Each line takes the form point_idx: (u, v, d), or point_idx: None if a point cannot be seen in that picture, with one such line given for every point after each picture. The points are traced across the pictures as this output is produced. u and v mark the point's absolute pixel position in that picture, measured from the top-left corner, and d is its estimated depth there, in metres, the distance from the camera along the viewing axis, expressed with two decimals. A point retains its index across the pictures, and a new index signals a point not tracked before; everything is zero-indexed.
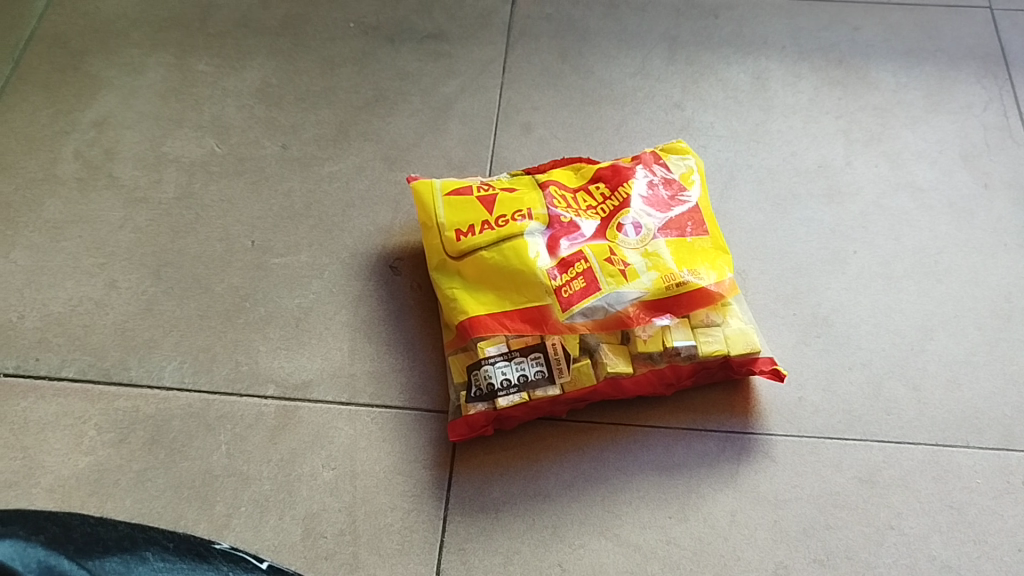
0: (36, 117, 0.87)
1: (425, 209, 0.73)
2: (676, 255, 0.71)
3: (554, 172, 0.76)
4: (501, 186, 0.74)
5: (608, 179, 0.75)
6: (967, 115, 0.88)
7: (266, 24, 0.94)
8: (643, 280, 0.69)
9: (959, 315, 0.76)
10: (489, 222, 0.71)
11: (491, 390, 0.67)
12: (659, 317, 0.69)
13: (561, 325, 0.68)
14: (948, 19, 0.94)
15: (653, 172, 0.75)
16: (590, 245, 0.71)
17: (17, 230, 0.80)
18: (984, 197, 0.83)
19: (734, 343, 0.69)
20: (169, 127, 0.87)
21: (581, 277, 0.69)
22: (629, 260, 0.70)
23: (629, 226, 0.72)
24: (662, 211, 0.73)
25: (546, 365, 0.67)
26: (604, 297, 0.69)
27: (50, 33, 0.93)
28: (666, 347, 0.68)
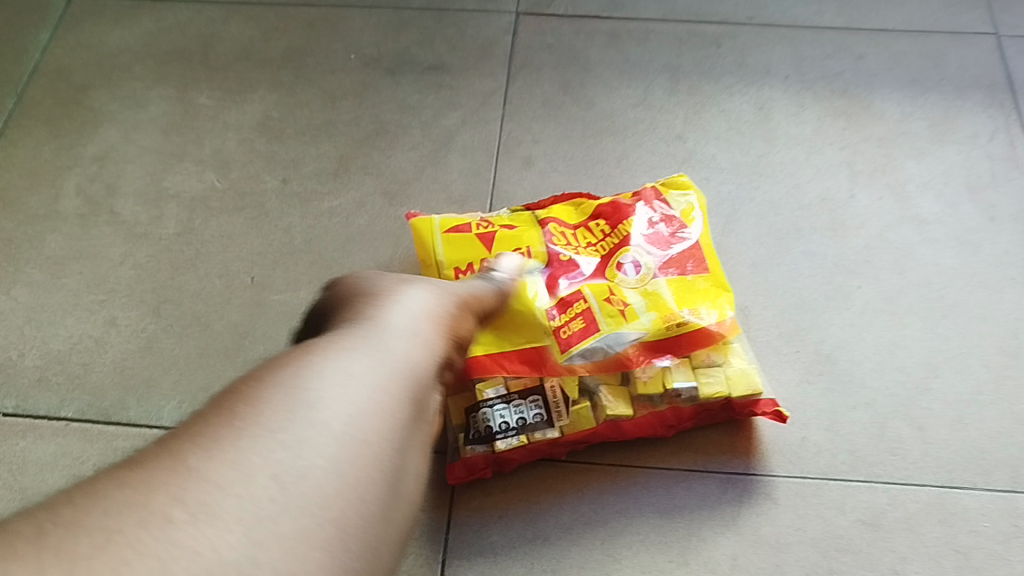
0: (38, 152, 0.87)
1: (423, 246, 0.73)
2: (676, 294, 0.70)
3: (554, 208, 0.76)
4: (501, 223, 0.74)
5: (608, 216, 0.74)
6: (973, 145, 0.87)
7: (268, 56, 0.94)
8: (642, 320, 0.68)
9: (964, 351, 0.75)
10: (488, 260, 0.71)
11: (488, 433, 0.67)
12: (659, 359, 0.68)
13: (561, 367, 0.67)
14: (954, 47, 0.94)
15: (654, 209, 0.75)
16: (589, 284, 0.70)
17: (18, 267, 0.80)
18: (989, 230, 0.82)
19: (736, 384, 0.68)
20: (169, 161, 0.87)
21: (580, 317, 0.68)
22: (629, 300, 0.69)
23: (628, 264, 0.71)
24: (661, 249, 0.72)
25: (544, 408, 0.67)
26: (604, 337, 0.68)
27: (53, 67, 0.93)
28: (667, 388, 0.68)
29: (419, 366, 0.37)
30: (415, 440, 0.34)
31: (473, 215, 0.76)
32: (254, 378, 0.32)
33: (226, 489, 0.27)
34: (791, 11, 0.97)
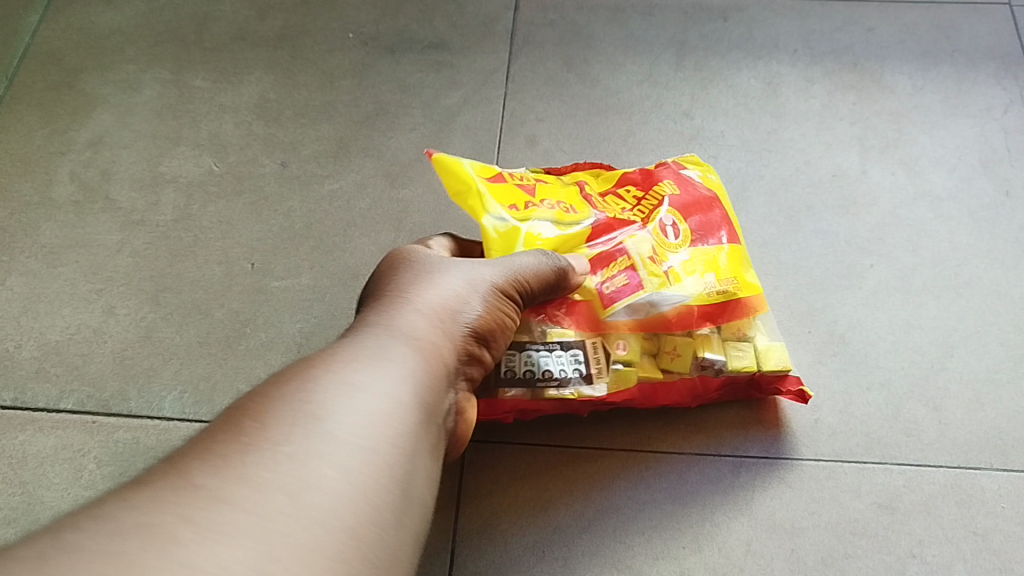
0: (31, 138, 0.85)
1: (455, 177, 0.64)
2: (718, 261, 0.67)
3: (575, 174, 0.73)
4: (533, 178, 0.70)
5: (641, 180, 0.72)
6: (987, 118, 0.85)
7: (264, 36, 0.92)
8: (688, 282, 0.65)
9: (980, 330, 0.74)
10: (534, 202, 0.67)
11: (523, 377, 0.62)
12: (695, 326, 0.65)
13: (603, 324, 0.64)
14: (966, 18, 0.92)
15: (688, 176, 0.72)
16: (631, 237, 0.67)
17: (13, 256, 0.79)
18: (1004, 206, 0.80)
19: (763, 361, 0.66)
20: (165, 145, 0.85)
21: (625, 273, 0.65)
22: (672, 262, 0.66)
23: (670, 226, 0.68)
24: (701, 214, 0.69)
25: (585, 363, 0.63)
26: (650, 294, 0.64)
27: (44, 50, 0.91)
28: (698, 357, 0.65)
29: (342, 448, 0.38)
30: (318, 515, 0.35)
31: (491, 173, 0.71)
32: (228, 432, 0.37)
33: (195, 530, 0.32)
34: None
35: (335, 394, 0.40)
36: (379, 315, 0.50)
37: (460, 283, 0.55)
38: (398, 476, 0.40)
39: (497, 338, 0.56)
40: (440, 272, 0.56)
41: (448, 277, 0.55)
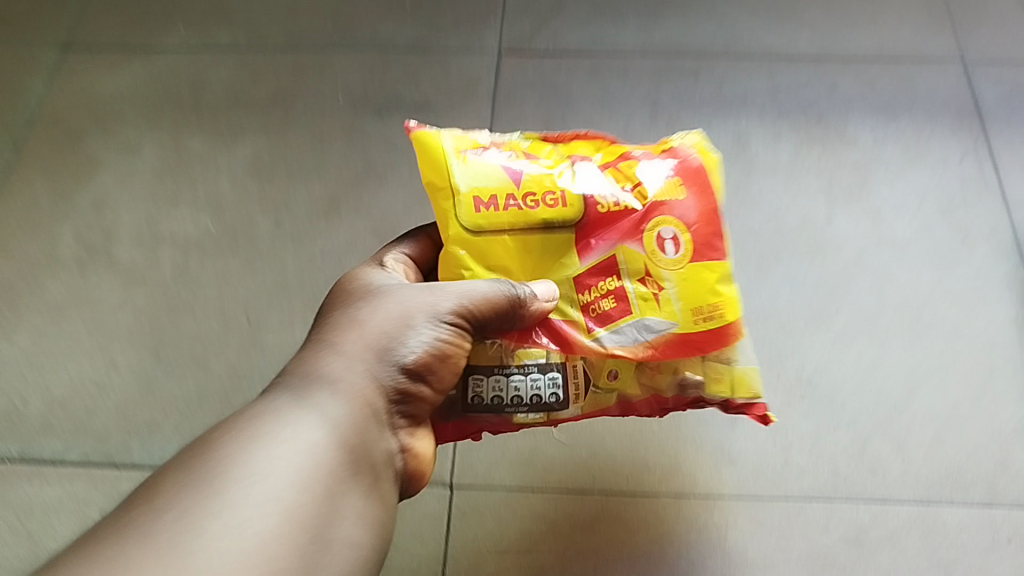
0: (37, 201, 0.90)
1: (428, 165, 0.57)
2: (711, 283, 0.57)
3: (574, 146, 0.61)
4: (527, 152, 0.60)
5: (647, 167, 0.59)
6: (944, 168, 0.90)
7: (258, 100, 0.97)
8: (675, 309, 0.57)
9: (942, 370, 0.78)
10: (515, 198, 0.57)
11: (492, 405, 0.57)
12: (686, 355, 0.57)
13: (586, 349, 0.57)
14: (925, 73, 0.97)
15: (699, 169, 0.58)
16: (626, 247, 0.57)
17: (21, 315, 0.83)
18: (962, 250, 0.84)
19: (742, 391, 0.58)
20: (164, 206, 0.89)
21: (612, 295, 0.57)
22: (664, 282, 0.57)
23: (671, 239, 0.57)
24: (701, 224, 0.57)
25: (563, 389, 0.57)
26: (634, 322, 0.57)
27: (50, 117, 0.96)
28: (678, 375, 0.58)
29: (248, 500, 0.41)
30: (217, 567, 0.38)
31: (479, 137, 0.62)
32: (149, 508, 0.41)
33: None
34: (765, 40, 1.00)
35: (249, 442, 0.44)
36: (309, 363, 0.51)
37: (400, 315, 0.54)
38: (310, 532, 0.42)
39: (448, 373, 0.55)
40: (384, 301, 0.55)
41: (389, 307, 0.54)
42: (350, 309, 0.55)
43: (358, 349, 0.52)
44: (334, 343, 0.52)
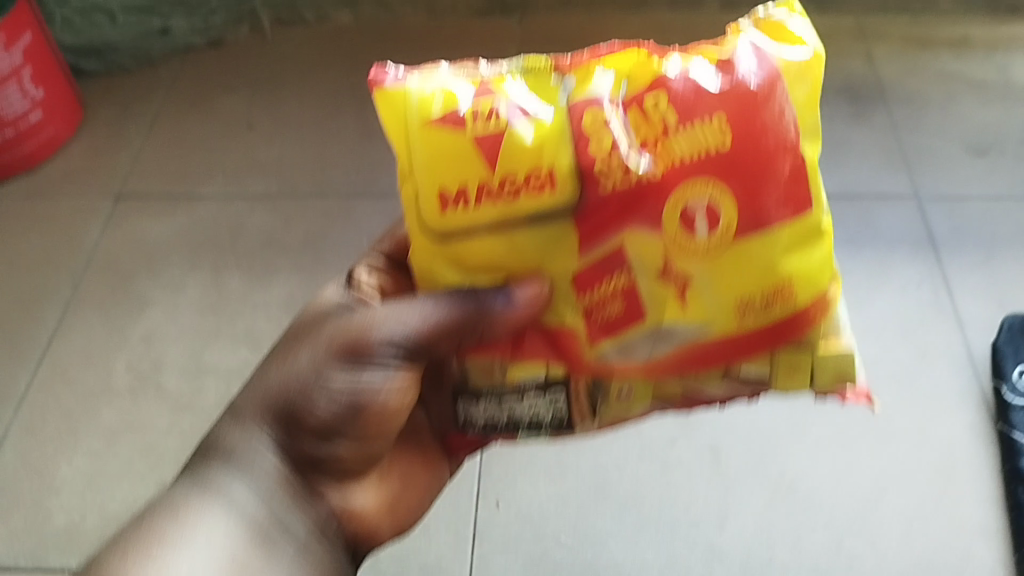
0: (93, 336, 1.01)
1: (393, 139, 0.49)
2: (761, 267, 0.49)
3: (587, 72, 0.50)
4: (511, 108, 0.48)
5: (682, 107, 0.48)
6: (906, 293, 1.00)
7: (289, 242, 1.08)
8: (705, 308, 0.50)
9: (908, 475, 0.86)
10: (490, 186, 0.48)
11: (488, 426, 0.55)
12: (727, 356, 0.51)
13: (591, 363, 0.52)
14: (885, 209, 1.08)
15: (761, 93, 0.47)
16: (635, 233, 0.49)
17: (79, 438, 0.92)
18: (924, 367, 0.94)
19: (822, 377, 0.53)
20: (207, 338, 1.00)
21: (621, 296, 0.50)
22: (693, 275, 0.49)
23: (704, 214, 0.48)
24: (767, 169, 0.48)
25: (564, 406, 0.54)
26: (648, 331, 0.50)
27: (104, 260, 1.08)
28: (730, 373, 0.52)
29: None
30: None
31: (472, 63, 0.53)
32: None
33: None
34: None
35: (155, 534, 0.51)
36: (227, 431, 0.56)
37: (309, 380, 0.55)
38: None
39: (387, 417, 0.55)
40: (303, 357, 0.55)
41: (301, 371, 0.55)
42: (278, 362, 0.56)
43: (270, 420, 0.55)
44: (252, 412, 0.56)
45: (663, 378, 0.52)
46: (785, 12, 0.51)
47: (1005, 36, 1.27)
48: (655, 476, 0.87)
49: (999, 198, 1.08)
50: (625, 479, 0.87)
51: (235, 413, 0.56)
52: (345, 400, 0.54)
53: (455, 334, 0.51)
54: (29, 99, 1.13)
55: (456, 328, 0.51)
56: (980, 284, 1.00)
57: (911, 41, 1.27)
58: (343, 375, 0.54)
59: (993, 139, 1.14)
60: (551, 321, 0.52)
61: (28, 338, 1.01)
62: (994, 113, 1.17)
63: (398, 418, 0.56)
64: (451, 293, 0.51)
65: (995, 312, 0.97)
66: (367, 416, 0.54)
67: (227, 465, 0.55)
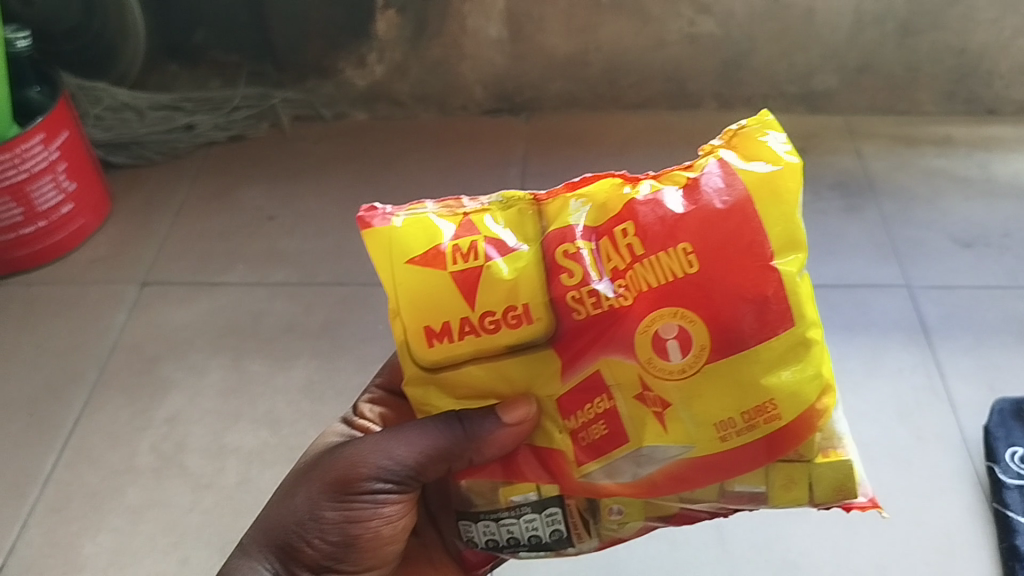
0: (118, 416, 1.04)
1: (381, 278, 0.53)
2: (738, 389, 0.50)
3: (564, 203, 0.53)
4: (488, 245, 0.52)
5: (648, 236, 0.50)
6: (900, 377, 1.04)
7: (308, 329, 1.12)
8: (687, 432, 0.51)
9: (908, 554, 0.89)
10: (470, 322, 0.52)
11: (491, 545, 0.58)
12: (715, 475, 0.52)
13: (580, 485, 0.54)
14: (878, 297, 1.13)
15: (724, 215, 0.49)
16: (610, 358, 0.51)
17: (103, 515, 0.95)
18: (920, 448, 0.97)
19: (820, 491, 0.53)
20: (228, 420, 1.03)
21: (602, 420, 0.53)
22: (670, 399, 0.51)
23: (676, 338, 0.50)
24: (738, 292, 0.49)
25: (562, 525, 0.56)
26: (632, 453, 0.52)
27: (130, 343, 1.12)
28: (726, 489, 0.53)
29: None
30: None
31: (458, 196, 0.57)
32: None
33: None
34: None
35: None
36: (239, 563, 0.63)
37: (303, 516, 0.61)
38: None
39: (380, 545, 0.63)
40: (297, 494, 0.62)
41: (294, 509, 0.61)
42: (279, 499, 0.63)
43: (274, 550, 0.62)
44: (259, 545, 0.63)
45: (652, 497, 0.54)
46: (759, 127, 0.51)
47: (986, 136, 1.34)
48: (664, 553, 0.90)
49: (985, 288, 1.13)
50: (634, 558, 0.90)
51: (245, 545, 0.64)
52: (337, 532, 0.61)
53: (430, 469, 0.58)
54: (62, 192, 1.18)
55: (431, 464, 0.57)
56: (971, 369, 1.04)
57: (897, 139, 1.34)
58: (333, 510, 0.61)
59: (978, 232, 1.20)
60: (542, 444, 0.55)
61: (55, 419, 1.04)
62: (978, 208, 1.24)
63: (389, 538, 0.63)
64: (435, 422, 0.56)
65: (986, 396, 1.02)
66: (359, 543, 0.62)
67: None
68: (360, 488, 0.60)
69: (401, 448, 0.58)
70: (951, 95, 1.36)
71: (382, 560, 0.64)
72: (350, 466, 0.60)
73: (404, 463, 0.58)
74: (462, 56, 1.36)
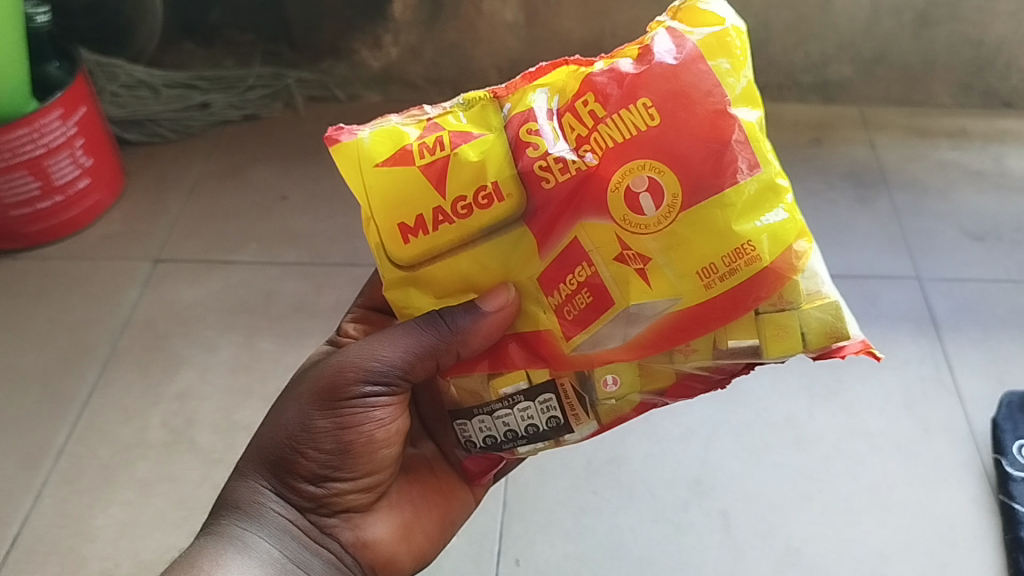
0: (130, 390, 1.05)
1: (352, 188, 0.53)
2: (715, 237, 0.49)
3: (524, 92, 0.52)
4: (454, 137, 0.52)
5: (610, 98, 0.50)
6: (908, 368, 1.04)
7: (319, 307, 1.13)
8: (671, 287, 0.50)
9: (911, 543, 0.90)
10: (444, 211, 0.52)
11: (489, 443, 0.59)
12: (705, 327, 0.51)
13: (571, 360, 0.54)
14: (888, 289, 1.13)
15: (680, 67, 0.48)
16: (587, 224, 0.51)
17: (114, 488, 0.97)
18: (925, 439, 0.98)
19: (813, 337, 0.51)
20: (239, 397, 1.04)
21: (586, 288, 0.52)
22: (650, 254, 0.50)
23: (648, 191, 0.49)
24: (702, 140, 0.49)
25: (558, 411, 0.56)
26: (619, 314, 0.52)
27: (142, 319, 1.13)
28: (719, 346, 0.52)
29: None
30: None
31: (424, 106, 0.56)
32: None
33: None
34: None
35: None
36: (235, 486, 0.63)
37: (295, 429, 0.61)
38: None
39: (376, 450, 0.62)
40: (288, 409, 0.62)
41: (286, 423, 0.61)
42: (271, 417, 0.63)
43: (270, 469, 0.62)
44: (254, 466, 0.63)
45: (645, 358, 0.53)
46: None
47: (1001, 129, 1.34)
48: (668, 538, 0.91)
49: (995, 281, 1.13)
50: (639, 541, 0.91)
51: (241, 469, 0.64)
52: (331, 440, 0.61)
53: (421, 367, 0.58)
54: (79, 167, 1.19)
55: (421, 361, 0.57)
56: (980, 363, 1.04)
57: (911, 131, 1.34)
58: (324, 419, 0.60)
59: (989, 225, 1.20)
60: (526, 329, 0.55)
61: (68, 393, 1.05)
62: (990, 201, 1.23)
63: (385, 442, 0.62)
64: (418, 323, 0.56)
65: (994, 388, 1.02)
66: (355, 450, 0.61)
67: (241, 514, 0.62)
68: (351, 393, 0.60)
69: (390, 347, 0.58)
70: (967, 87, 1.35)
71: (379, 471, 0.64)
72: (339, 372, 0.60)
73: (394, 363, 0.58)
74: (477, 39, 1.37)
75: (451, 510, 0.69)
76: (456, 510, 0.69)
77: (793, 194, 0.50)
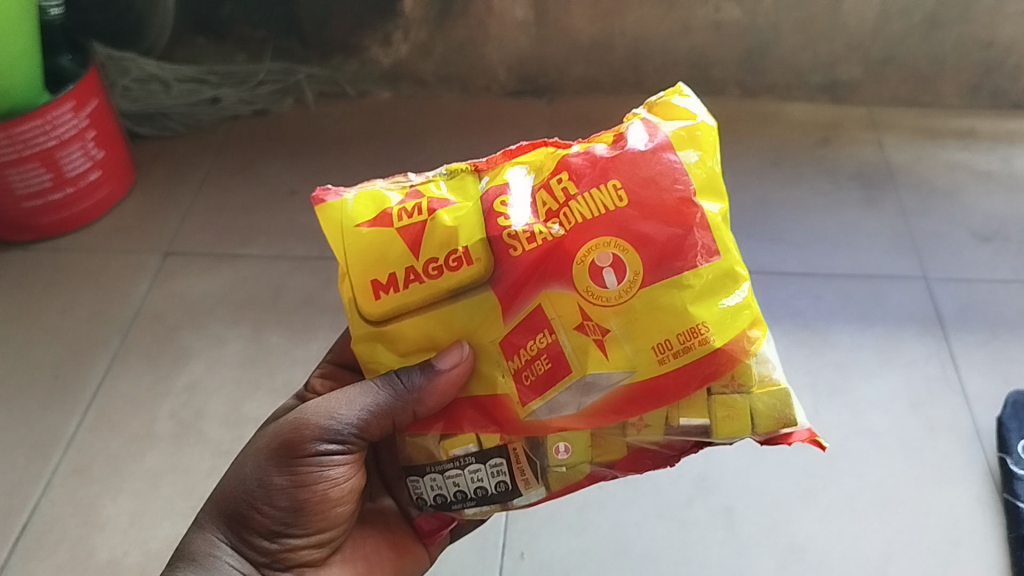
0: (139, 381, 1.06)
1: (333, 246, 0.56)
2: (670, 317, 0.51)
3: (501, 169, 0.55)
4: (433, 202, 0.55)
5: (583, 177, 0.52)
6: (913, 367, 1.04)
7: (328, 302, 1.14)
8: (626, 360, 0.52)
9: (914, 542, 0.90)
10: (416, 271, 0.54)
11: (439, 502, 0.59)
12: (655, 402, 0.53)
13: (525, 426, 0.55)
14: (894, 288, 1.13)
15: (650, 154, 0.51)
16: (551, 292, 0.53)
17: (123, 478, 0.97)
18: (930, 438, 0.98)
19: (761, 423, 0.53)
20: (247, 389, 1.05)
21: (545, 355, 0.53)
22: (609, 325, 0.52)
23: (611, 267, 0.51)
24: (665, 224, 0.51)
25: (507, 475, 0.57)
26: (576, 382, 0.53)
27: (152, 311, 1.14)
28: (670, 423, 0.54)
29: None
30: None
31: (409, 175, 0.60)
32: None
33: None
34: (759, 259, 1.17)
35: None
36: (192, 538, 0.63)
37: (252, 484, 0.62)
38: None
39: (330, 508, 0.62)
40: (246, 463, 0.62)
41: (244, 478, 0.62)
42: (229, 471, 0.64)
43: (226, 522, 0.63)
44: (211, 518, 0.64)
45: (599, 429, 0.55)
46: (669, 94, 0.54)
47: (1009, 130, 1.34)
48: (673, 533, 0.91)
49: (1003, 281, 1.13)
50: (644, 535, 0.91)
51: (198, 521, 0.64)
52: (286, 497, 0.61)
53: (376, 426, 0.59)
54: (89, 160, 1.20)
55: (378, 420, 0.58)
56: (986, 362, 1.04)
57: (919, 131, 1.34)
58: (280, 476, 0.61)
59: (997, 226, 1.20)
60: (482, 393, 0.56)
61: (79, 382, 1.06)
62: (999, 201, 1.24)
63: (339, 500, 0.62)
64: (377, 382, 0.57)
65: (1000, 388, 1.02)
66: (308, 508, 0.62)
67: (195, 566, 0.62)
68: (307, 450, 0.60)
69: (347, 406, 0.59)
70: (976, 88, 1.36)
71: (335, 526, 0.64)
72: (296, 428, 0.60)
73: (351, 422, 0.59)
74: (487, 37, 1.37)
75: (405, 566, 0.68)
76: (410, 567, 0.69)
77: (750, 284, 0.52)
